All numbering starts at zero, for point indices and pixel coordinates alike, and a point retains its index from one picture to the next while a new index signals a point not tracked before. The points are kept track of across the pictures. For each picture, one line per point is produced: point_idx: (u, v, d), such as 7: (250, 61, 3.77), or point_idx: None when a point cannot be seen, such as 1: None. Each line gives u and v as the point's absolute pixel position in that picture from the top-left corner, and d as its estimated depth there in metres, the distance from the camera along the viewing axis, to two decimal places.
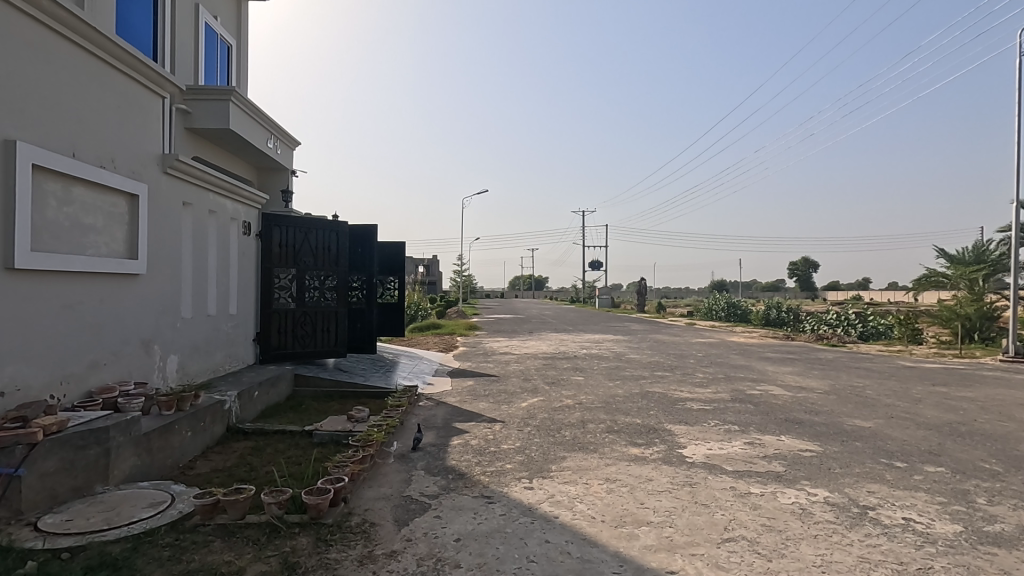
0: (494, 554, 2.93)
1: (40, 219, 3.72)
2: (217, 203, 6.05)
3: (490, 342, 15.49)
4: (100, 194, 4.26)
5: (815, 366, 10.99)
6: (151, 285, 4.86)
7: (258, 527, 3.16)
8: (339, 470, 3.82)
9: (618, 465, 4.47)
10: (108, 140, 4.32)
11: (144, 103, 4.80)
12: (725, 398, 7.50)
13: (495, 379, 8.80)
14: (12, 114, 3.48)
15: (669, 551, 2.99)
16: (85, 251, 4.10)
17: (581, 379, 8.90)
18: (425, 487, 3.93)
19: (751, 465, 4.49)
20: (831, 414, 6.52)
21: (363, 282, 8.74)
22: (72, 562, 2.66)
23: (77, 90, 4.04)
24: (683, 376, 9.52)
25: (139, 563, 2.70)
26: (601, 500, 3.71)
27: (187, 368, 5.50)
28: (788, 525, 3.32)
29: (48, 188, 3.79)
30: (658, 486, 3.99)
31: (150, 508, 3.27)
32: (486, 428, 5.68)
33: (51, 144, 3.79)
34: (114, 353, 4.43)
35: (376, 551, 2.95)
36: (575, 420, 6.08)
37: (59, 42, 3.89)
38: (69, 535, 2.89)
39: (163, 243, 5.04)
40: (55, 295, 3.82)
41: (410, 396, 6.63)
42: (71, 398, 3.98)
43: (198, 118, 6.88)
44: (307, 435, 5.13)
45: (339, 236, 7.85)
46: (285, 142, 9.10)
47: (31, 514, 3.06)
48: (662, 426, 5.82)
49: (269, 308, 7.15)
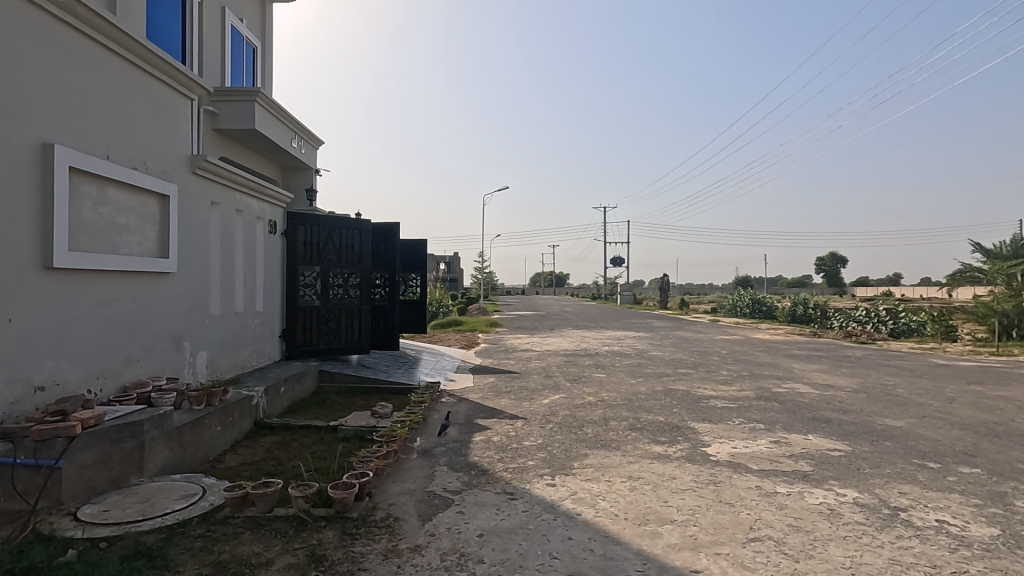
0: (517, 549, 2.95)
1: (76, 219, 3.84)
2: (244, 202, 6.17)
3: (512, 338, 15.45)
4: (132, 195, 4.37)
5: (845, 364, 10.73)
6: (180, 283, 4.98)
7: (285, 520, 3.23)
8: (364, 464, 3.88)
9: (641, 463, 4.45)
10: (139, 142, 4.44)
11: (174, 105, 4.92)
12: (751, 396, 7.37)
13: (517, 377, 8.77)
14: (48, 118, 3.60)
15: (694, 549, 2.96)
16: (119, 251, 4.23)
17: (603, 377, 8.85)
18: (448, 483, 3.95)
19: (776, 464, 4.43)
20: (859, 412, 6.38)
21: (386, 279, 8.85)
22: (109, 551, 2.75)
23: (110, 94, 4.15)
24: (708, 373, 9.39)
25: (172, 553, 2.78)
26: (624, 497, 3.70)
27: (216, 364, 5.63)
28: (816, 525, 3.26)
29: (83, 190, 3.91)
30: (682, 484, 3.96)
31: (183, 500, 3.37)
32: (508, 425, 5.69)
33: (84, 146, 3.90)
34: (147, 348, 4.57)
35: (400, 546, 2.98)
36: (598, 417, 6.05)
37: (94, 48, 4.02)
38: (107, 525, 2.99)
39: (192, 243, 5.16)
40: (91, 292, 3.96)
41: (432, 392, 6.67)
42: (107, 393, 4.13)
43: (226, 119, 7.03)
44: (333, 430, 5.22)
45: (362, 234, 7.96)
46: (309, 141, 9.24)
47: (71, 504, 3.18)
48: (686, 424, 5.75)
49: (294, 305, 7.29)
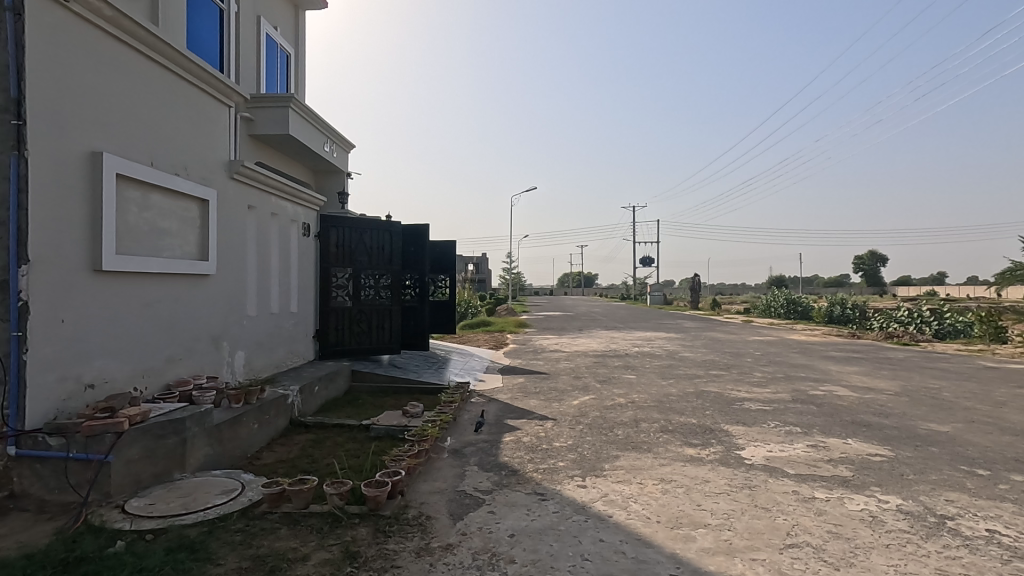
0: (548, 550, 2.94)
1: (123, 224, 3.99)
2: (279, 205, 6.33)
3: (541, 339, 15.43)
4: (173, 200, 4.53)
5: (885, 367, 10.37)
6: (218, 285, 5.13)
7: (320, 517, 3.30)
8: (396, 463, 3.93)
9: (673, 466, 4.39)
10: (180, 148, 4.60)
11: (213, 113, 5.08)
12: (786, 398, 7.20)
13: (546, 378, 8.76)
14: (96, 127, 3.76)
15: (729, 554, 2.91)
16: (162, 254, 4.39)
17: (634, 378, 8.76)
18: (479, 483, 3.98)
19: (814, 469, 4.31)
20: (902, 417, 6.15)
21: (415, 280, 8.95)
22: (155, 543, 2.86)
23: (153, 103, 4.31)
24: (741, 375, 9.20)
25: (213, 546, 2.87)
26: (656, 500, 3.66)
27: (253, 363, 5.79)
28: (857, 533, 3.16)
29: (129, 196, 4.07)
30: (715, 488, 3.89)
31: (223, 495, 3.47)
32: (537, 426, 5.69)
33: (130, 153, 4.06)
34: (188, 348, 4.73)
35: (432, 544, 3.01)
36: (628, 418, 6.00)
37: (139, 59, 4.18)
38: (153, 518, 3.11)
39: (229, 245, 5.32)
40: (136, 294, 4.11)
41: (462, 392, 6.72)
42: (151, 391, 4.29)
43: (261, 125, 7.22)
44: (365, 429, 5.30)
45: (392, 235, 8.08)
46: (340, 145, 9.42)
47: (119, 497, 3.32)
48: (719, 426, 5.65)
49: (327, 306, 7.44)
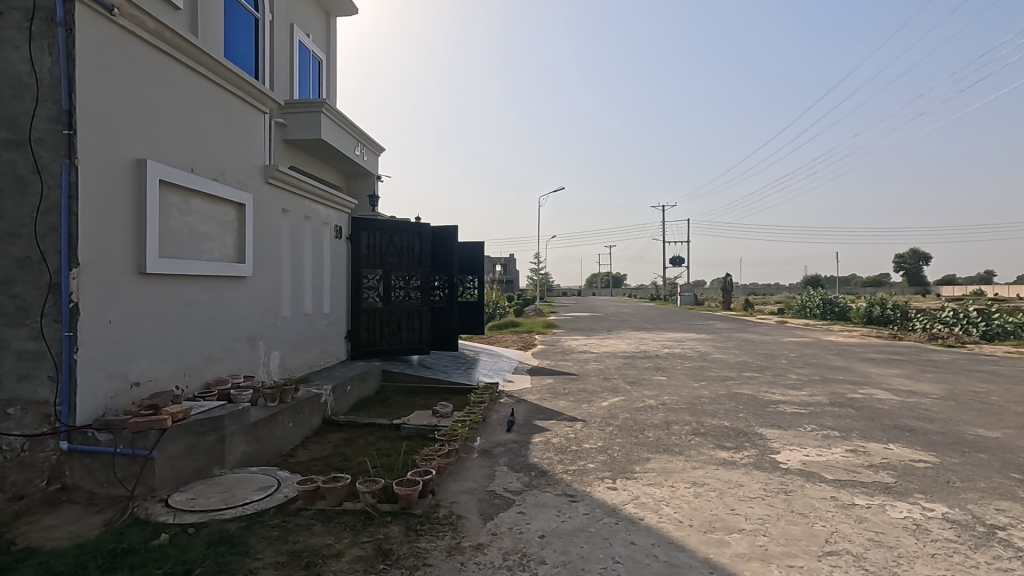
0: (579, 552, 2.93)
1: (166, 228, 4.15)
2: (312, 208, 6.47)
3: (569, 339, 15.37)
4: (212, 204, 4.68)
5: (929, 369, 9.97)
6: (254, 286, 5.28)
7: (354, 514, 3.36)
8: (426, 463, 3.97)
9: (706, 469, 4.32)
10: (218, 154, 4.74)
11: (249, 119, 5.22)
12: (824, 401, 6.99)
13: (575, 379, 8.72)
14: (141, 135, 3.91)
15: (764, 560, 2.85)
16: (202, 257, 4.53)
17: (664, 380, 8.64)
18: (509, 483, 3.99)
19: (854, 474, 4.18)
20: (948, 422, 5.91)
21: (444, 281, 9.03)
22: (196, 536, 2.96)
23: (193, 111, 4.46)
24: (776, 377, 8.97)
25: (252, 541, 2.95)
26: (688, 503, 3.60)
27: (287, 362, 5.93)
28: (900, 541, 3.05)
29: (171, 201, 4.22)
30: (750, 492, 3.81)
31: (260, 491, 3.57)
32: (567, 427, 5.67)
33: (172, 160, 4.21)
34: (226, 348, 4.87)
35: (463, 543, 3.03)
36: (659, 420, 5.92)
37: (180, 69, 4.33)
38: (194, 512, 3.22)
39: (265, 248, 5.46)
40: (177, 296, 4.26)
41: (491, 392, 6.74)
42: (191, 389, 4.44)
43: (294, 130, 7.39)
44: (396, 428, 5.38)
45: (422, 237, 8.17)
46: (371, 148, 9.56)
47: (162, 491, 3.44)
48: (753, 429, 5.53)
49: (358, 307, 7.57)
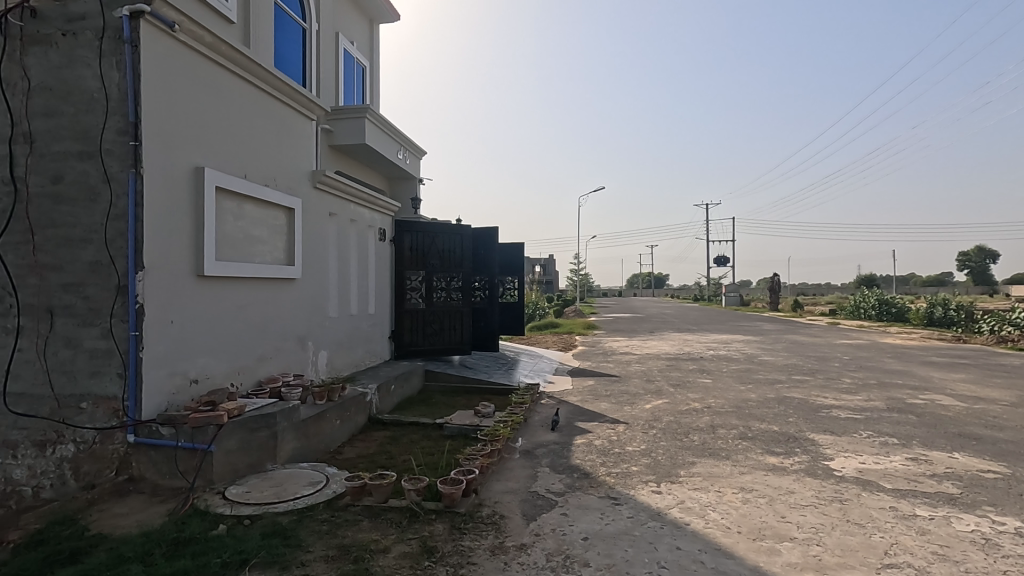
0: (623, 556, 2.90)
1: (222, 233, 4.34)
2: (357, 212, 6.64)
3: (610, 341, 15.22)
4: (264, 209, 4.87)
5: (998, 374, 9.35)
6: (303, 288, 5.46)
7: (399, 511, 3.43)
8: (469, 462, 4.01)
9: (755, 474, 4.19)
10: (270, 161, 4.93)
11: (299, 126, 5.41)
12: (881, 407, 6.67)
13: (617, 380, 8.62)
14: (199, 145, 4.11)
15: (818, 571, 2.74)
16: (254, 259, 4.72)
17: (709, 382, 8.44)
18: (551, 484, 3.98)
19: (915, 484, 3.97)
20: (1020, 430, 5.53)
21: (485, 283, 9.10)
22: (252, 528, 3.09)
23: (246, 120, 4.65)
24: (828, 381, 8.62)
25: (303, 534, 3.06)
26: (736, 510, 3.51)
27: (334, 362, 6.11)
28: (968, 556, 2.88)
29: (226, 206, 4.42)
30: (802, 499, 3.68)
31: (310, 486, 3.69)
32: (609, 429, 5.61)
33: (227, 168, 4.40)
34: (277, 347, 5.06)
35: (506, 543, 3.05)
36: (704, 424, 5.79)
37: (235, 80, 4.52)
38: (249, 505, 3.35)
39: (313, 251, 5.64)
40: (232, 297, 4.45)
41: (532, 393, 6.75)
42: (245, 386, 4.63)
43: (340, 136, 7.61)
44: (438, 428, 5.45)
45: (462, 239, 8.26)
46: (413, 152, 9.73)
47: (220, 484, 3.61)
48: (804, 435, 5.33)
49: (401, 308, 7.71)
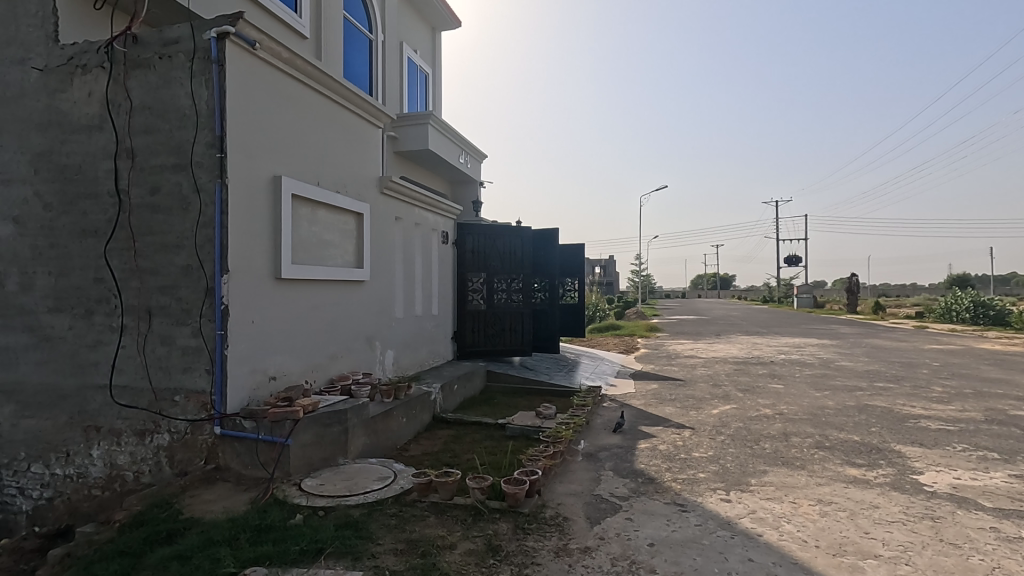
0: (691, 564, 2.82)
1: (297, 237, 4.58)
2: (421, 216, 6.83)
3: (674, 344, 14.82)
4: (335, 214, 5.10)
5: None
6: (371, 289, 5.67)
7: (464, 508, 3.49)
8: (532, 463, 4.03)
9: (834, 486, 3.96)
10: (340, 168, 5.16)
11: (367, 134, 5.62)
12: (978, 418, 6.12)
13: (682, 384, 8.39)
14: (277, 155, 4.36)
15: None
16: (326, 262, 4.95)
17: (782, 388, 8.05)
18: (615, 488, 3.93)
19: (1020, 504, 3.62)
20: None
21: (545, 284, 9.11)
22: (326, 519, 3.24)
23: (319, 130, 4.89)
24: (916, 389, 8.00)
25: (373, 527, 3.17)
26: (814, 522, 3.33)
27: (400, 361, 6.30)
28: None
29: (301, 212, 4.66)
30: (887, 515, 3.43)
31: (379, 481, 3.82)
32: (674, 434, 5.47)
33: (302, 176, 4.64)
34: (347, 347, 5.28)
35: (570, 546, 3.04)
36: (777, 431, 5.53)
37: (309, 93, 4.77)
38: (323, 497, 3.52)
39: (380, 253, 5.85)
40: (306, 298, 4.69)
41: (594, 395, 6.68)
42: (318, 383, 4.86)
43: (405, 142, 7.85)
44: (500, 428, 5.50)
45: (523, 240, 8.32)
46: (474, 156, 9.89)
47: (297, 475, 3.81)
48: (889, 446, 4.97)
49: (463, 309, 7.85)
